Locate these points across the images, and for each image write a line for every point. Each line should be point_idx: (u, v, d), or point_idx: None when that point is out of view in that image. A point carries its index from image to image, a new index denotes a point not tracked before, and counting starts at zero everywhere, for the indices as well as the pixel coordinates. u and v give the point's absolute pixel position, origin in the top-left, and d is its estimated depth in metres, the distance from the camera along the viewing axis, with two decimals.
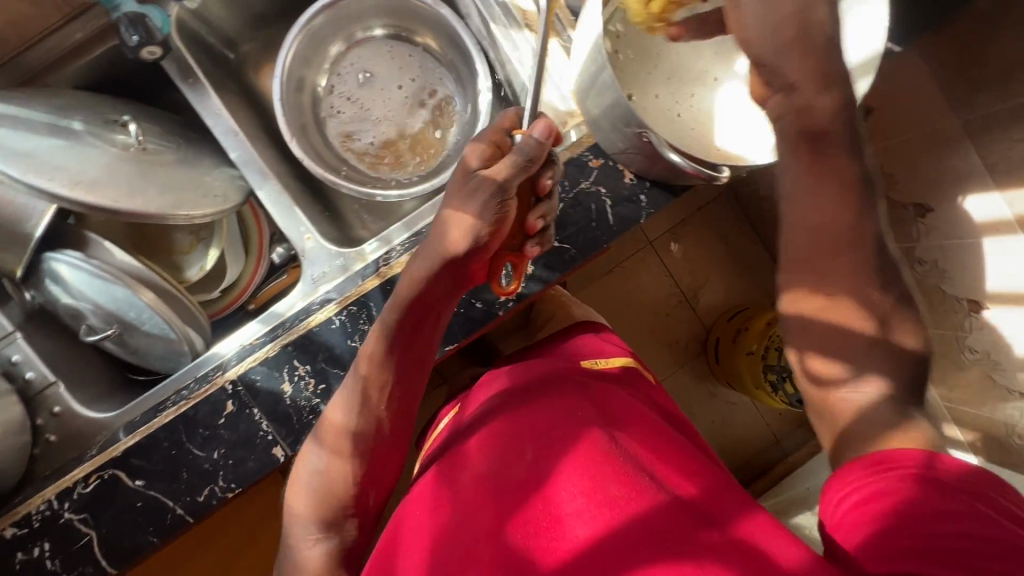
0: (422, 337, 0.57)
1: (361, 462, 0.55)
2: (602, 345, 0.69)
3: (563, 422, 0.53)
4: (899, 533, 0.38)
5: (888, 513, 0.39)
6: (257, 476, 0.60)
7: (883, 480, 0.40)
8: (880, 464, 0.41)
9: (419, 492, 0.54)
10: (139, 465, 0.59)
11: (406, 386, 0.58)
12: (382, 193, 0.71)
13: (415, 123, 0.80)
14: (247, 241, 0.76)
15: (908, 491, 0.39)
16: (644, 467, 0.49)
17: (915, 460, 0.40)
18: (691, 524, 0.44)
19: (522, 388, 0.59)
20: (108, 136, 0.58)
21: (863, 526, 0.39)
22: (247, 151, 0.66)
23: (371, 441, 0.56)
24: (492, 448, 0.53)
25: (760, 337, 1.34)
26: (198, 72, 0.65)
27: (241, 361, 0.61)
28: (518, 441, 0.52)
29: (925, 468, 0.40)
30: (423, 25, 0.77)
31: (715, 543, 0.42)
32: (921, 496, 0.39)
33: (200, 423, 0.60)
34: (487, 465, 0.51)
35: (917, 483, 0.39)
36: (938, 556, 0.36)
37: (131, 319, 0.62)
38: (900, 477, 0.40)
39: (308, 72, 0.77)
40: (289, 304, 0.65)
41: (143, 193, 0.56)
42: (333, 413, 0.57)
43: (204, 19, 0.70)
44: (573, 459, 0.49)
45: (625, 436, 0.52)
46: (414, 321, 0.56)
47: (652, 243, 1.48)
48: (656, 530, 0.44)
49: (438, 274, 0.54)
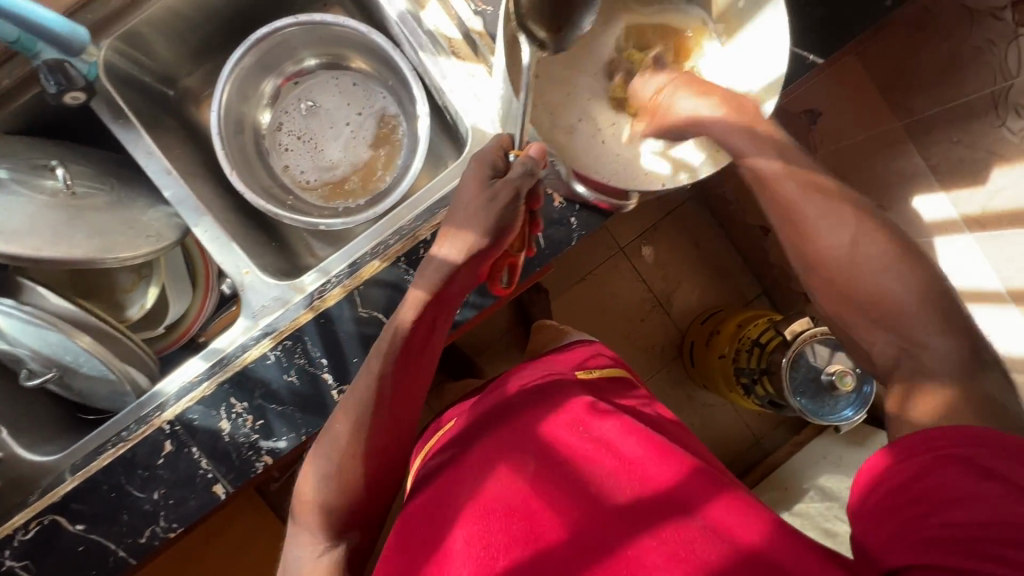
0: (431, 344, 0.57)
1: (365, 464, 0.52)
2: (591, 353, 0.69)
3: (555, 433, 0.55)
4: (926, 522, 0.37)
5: (918, 500, 0.38)
6: (199, 514, 0.60)
7: (912, 465, 0.39)
8: (920, 447, 0.40)
9: (420, 510, 0.53)
10: (79, 510, 0.59)
11: (413, 388, 0.56)
12: (326, 222, 0.68)
13: (359, 149, 0.81)
14: (194, 275, 0.77)
15: (939, 477, 0.38)
16: (633, 463, 0.51)
17: (954, 443, 0.39)
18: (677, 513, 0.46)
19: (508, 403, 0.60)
20: (35, 182, 0.58)
21: (902, 514, 0.39)
22: (181, 188, 0.66)
23: (375, 441, 0.53)
24: (472, 465, 0.54)
25: (732, 340, 1.29)
26: (128, 113, 0.65)
27: (178, 401, 0.61)
28: (497, 456, 0.54)
29: (964, 450, 0.38)
30: (351, 49, 0.77)
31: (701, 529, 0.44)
32: (957, 475, 0.38)
33: (139, 464, 0.60)
34: (467, 482, 0.53)
35: (951, 467, 0.38)
36: (967, 547, 0.36)
37: (68, 362, 0.62)
38: (931, 462, 0.39)
39: (247, 107, 0.78)
40: (229, 338, 0.65)
41: (69, 240, 0.56)
42: (330, 433, 0.54)
43: (138, 58, 0.70)
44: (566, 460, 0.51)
45: (611, 443, 0.53)
46: (428, 323, 0.56)
47: (624, 248, 1.45)
48: (625, 534, 0.45)
49: (455, 276, 0.55)
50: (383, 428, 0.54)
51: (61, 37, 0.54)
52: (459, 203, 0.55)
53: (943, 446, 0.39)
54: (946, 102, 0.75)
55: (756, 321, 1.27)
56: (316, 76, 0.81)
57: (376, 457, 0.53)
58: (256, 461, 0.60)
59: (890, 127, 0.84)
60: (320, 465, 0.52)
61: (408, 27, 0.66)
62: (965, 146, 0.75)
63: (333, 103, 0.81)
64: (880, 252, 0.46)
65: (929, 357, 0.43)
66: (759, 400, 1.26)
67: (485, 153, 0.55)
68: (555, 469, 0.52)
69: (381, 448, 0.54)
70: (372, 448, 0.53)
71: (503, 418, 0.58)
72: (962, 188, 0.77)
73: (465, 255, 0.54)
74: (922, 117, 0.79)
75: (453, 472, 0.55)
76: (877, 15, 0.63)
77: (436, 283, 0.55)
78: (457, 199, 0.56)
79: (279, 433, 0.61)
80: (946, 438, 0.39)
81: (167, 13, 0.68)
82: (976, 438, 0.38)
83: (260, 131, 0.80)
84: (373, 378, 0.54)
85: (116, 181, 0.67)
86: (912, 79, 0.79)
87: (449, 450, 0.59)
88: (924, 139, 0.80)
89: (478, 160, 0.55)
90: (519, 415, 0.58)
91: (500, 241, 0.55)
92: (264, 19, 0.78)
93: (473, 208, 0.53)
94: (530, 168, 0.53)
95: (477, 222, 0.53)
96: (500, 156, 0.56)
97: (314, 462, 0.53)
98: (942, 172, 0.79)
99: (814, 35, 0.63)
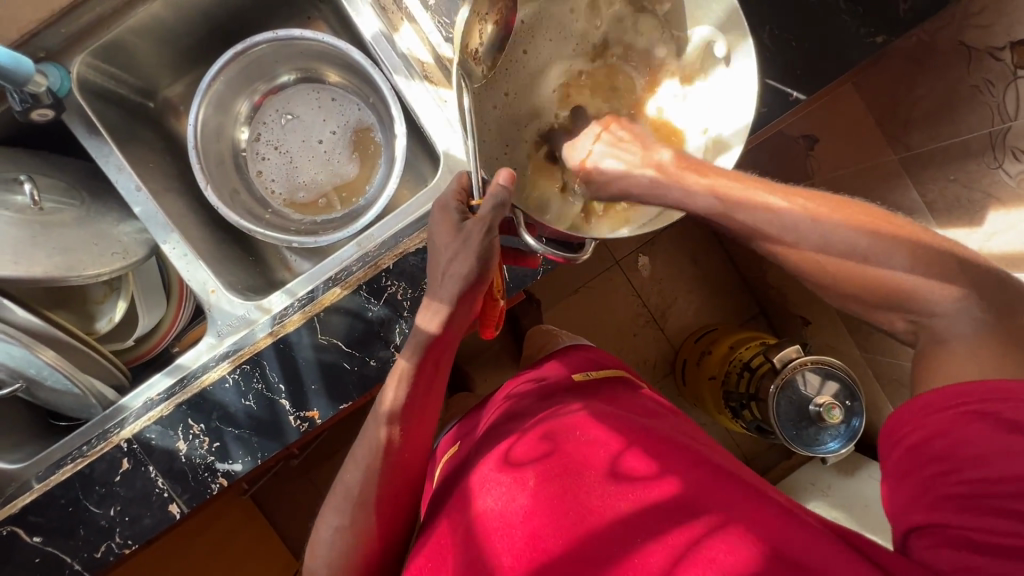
0: (434, 375, 0.56)
1: (373, 513, 0.52)
2: (592, 355, 0.68)
3: (539, 441, 0.52)
4: (947, 479, 0.38)
5: (939, 458, 0.38)
6: (154, 532, 0.61)
7: (935, 421, 0.39)
8: (951, 403, 0.39)
9: (423, 535, 0.52)
10: (36, 522, 0.60)
11: (422, 427, 0.56)
12: (298, 240, 0.67)
13: (339, 164, 0.80)
14: (169, 286, 0.77)
15: (959, 434, 0.38)
16: (615, 467, 0.48)
17: (979, 398, 0.38)
18: (666, 517, 0.43)
19: (507, 421, 0.59)
20: (3, 199, 0.59)
21: (928, 471, 0.39)
22: (151, 205, 0.66)
23: (386, 488, 0.53)
24: (469, 483, 0.53)
25: (723, 362, 1.23)
26: (101, 128, 0.65)
27: (138, 419, 0.62)
28: (483, 473, 0.52)
29: (989, 405, 0.37)
30: (327, 63, 0.77)
31: (690, 531, 0.41)
32: (979, 436, 0.37)
33: (96, 480, 0.60)
34: (465, 500, 0.51)
35: (972, 423, 0.37)
36: (984, 503, 0.36)
37: (33, 375, 0.62)
38: (952, 418, 0.38)
39: (226, 123, 0.77)
40: (194, 355, 0.65)
41: (30, 258, 0.56)
42: (341, 487, 0.54)
43: (116, 70, 0.70)
44: (545, 473, 0.48)
45: (591, 449, 0.50)
46: (424, 381, 0.56)
47: (620, 262, 1.37)
48: (614, 544, 0.42)
49: (453, 312, 0.53)
50: (394, 478, 0.54)
51: (5, 69, 0.54)
52: (436, 254, 0.53)
53: (968, 402, 0.38)
54: (946, 137, 0.71)
55: (749, 343, 1.20)
56: (292, 90, 0.80)
57: (385, 505, 0.53)
58: (211, 483, 0.61)
59: (886, 159, 0.80)
60: (332, 517, 0.53)
61: (381, 49, 0.65)
62: (960, 185, 0.72)
63: (313, 117, 0.81)
64: (859, 241, 0.43)
65: (941, 326, 0.41)
66: (746, 424, 1.18)
67: (449, 201, 0.54)
68: (546, 473, 0.49)
69: (391, 493, 0.54)
70: (383, 495, 0.53)
71: (497, 437, 0.57)
72: (958, 228, 0.74)
73: (440, 323, 0.53)
74: (920, 151, 0.75)
75: (455, 493, 0.54)
76: (864, 53, 0.60)
77: (422, 347, 0.54)
78: (433, 243, 0.54)
79: (235, 456, 0.61)
80: (970, 394, 0.38)
81: (144, 27, 0.68)
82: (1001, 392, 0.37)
83: (239, 145, 0.80)
84: (377, 429, 0.54)
85: (87, 195, 0.67)
86: (908, 111, 0.75)
87: (449, 475, 0.58)
88: (921, 173, 0.76)
89: (444, 210, 0.53)
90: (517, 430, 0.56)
91: (486, 276, 0.52)
92: (245, 31, 0.78)
93: (454, 253, 0.51)
94: (504, 197, 0.47)
95: (458, 268, 0.51)
96: (463, 203, 0.54)
97: (328, 515, 0.54)
98: (938, 211, 0.76)
99: (798, 73, 0.61)
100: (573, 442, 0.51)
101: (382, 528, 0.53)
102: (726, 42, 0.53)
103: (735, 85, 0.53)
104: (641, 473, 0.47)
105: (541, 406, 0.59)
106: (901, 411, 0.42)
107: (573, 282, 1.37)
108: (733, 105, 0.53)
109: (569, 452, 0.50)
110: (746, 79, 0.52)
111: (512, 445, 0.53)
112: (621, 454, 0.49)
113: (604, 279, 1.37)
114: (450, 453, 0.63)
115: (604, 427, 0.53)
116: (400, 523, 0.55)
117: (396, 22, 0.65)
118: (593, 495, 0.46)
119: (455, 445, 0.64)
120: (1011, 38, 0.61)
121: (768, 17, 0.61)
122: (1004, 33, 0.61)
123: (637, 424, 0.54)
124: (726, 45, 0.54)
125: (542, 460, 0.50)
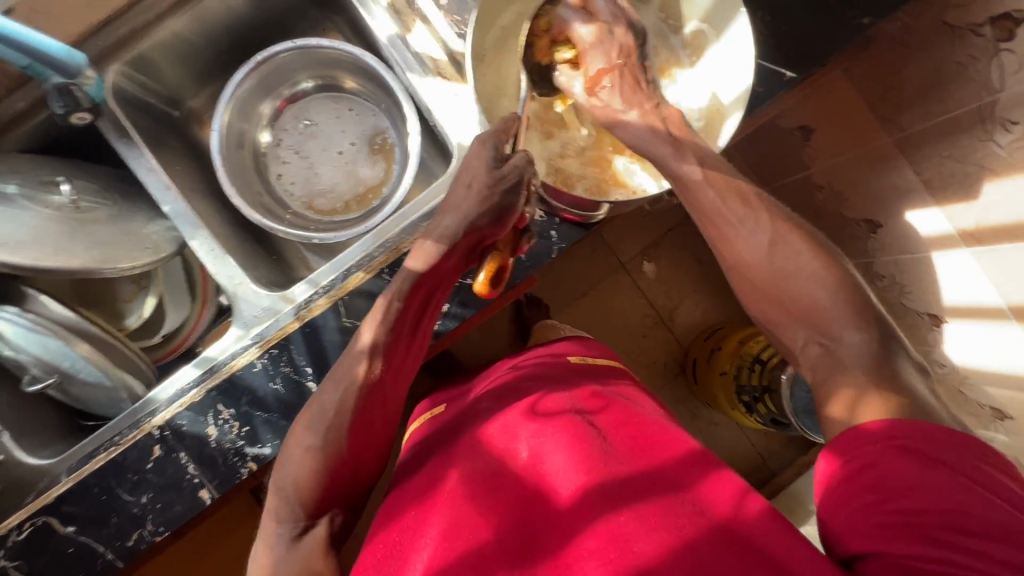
0: (428, 310, 0.59)
1: (349, 438, 0.51)
2: (585, 348, 0.70)
3: (549, 402, 0.55)
4: (880, 509, 0.40)
5: (872, 487, 0.41)
6: (185, 519, 0.62)
7: (868, 453, 0.42)
8: (897, 438, 0.42)
9: (418, 476, 0.54)
10: (70, 512, 0.61)
11: (401, 369, 0.57)
12: (319, 235, 0.69)
13: (355, 166, 0.84)
14: (193, 287, 0.80)
15: (899, 465, 0.40)
16: (622, 435, 0.51)
17: (907, 435, 0.42)
18: (664, 486, 0.46)
19: (506, 387, 0.60)
20: (43, 198, 0.61)
21: (867, 495, 0.41)
22: (180, 204, 0.70)
23: (362, 414, 0.53)
24: (456, 451, 0.53)
25: (733, 357, 1.18)
26: (133, 132, 0.69)
27: (169, 407, 0.63)
28: (488, 428, 0.54)
29: (914, 442, 0.41)
30: (345, 71, 0.81)
31: (682, 501, 0.45)
32: (919, 468, 0.40)
33: (129, 467, 0.61)
34: (449, 465, 0.51)
35: (903, 457, 0.41)
36: (917, 528, 0.38)
37: (67, 368, 0.65)
38: (890, 451, 0.41)
39: (247, 128, 0.81)
40: (221, 347, 0.68)
41: (69, 251, 0.59)
42: (323, 416, 0.52)
43: (147, 81, 0.74)
44: (558, 428, 0.51)
45: (601, 417, 0.53)
46: (409, 316, 0.57)
47: (625, 264, 1.30)
48: (614, 495, 0.45)
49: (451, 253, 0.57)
50: (371, 405, 0.53)
51: (60, 61, 0.58)
52: (456, 190, 0.58)
53: (899, 438, 0.42)
54: (936, 116, 0.74)
55: (758, 337, 1.16)
56: (311, 97, 0.84)
57: (357, 432, 0.52)
58: (241, 467, 0.62)
59: (880, 142, 0.83)
60: (307, 436, 0.51)
61: (396, 49, 0.69)
62: (955, 160, 0.73)
63: (329, 123, 0.85)
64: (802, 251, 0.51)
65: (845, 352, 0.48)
66: (759, 419, 1.16)
67: (487, 139, 0.57)
68: (559, 427, 0.51)
69: (365, 421, 0.53)
70: (359, 420, 0.52)
71: (503, 395, 0.59)
72: (956, 203, 0.75)
73: (438, 251, 0.57)
74: (911, 132, 0.78)
75: (452, 444, 0.55)
76: (852, 34, 0.63)
77: (412, 281, 0.57)
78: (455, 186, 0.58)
79: (264, 440, 0.62)
80: (902, 432, 0.42)
81: (174, 39, 0.73)
82: (927, 435, 0.41)
83: (259, 149, 0.83)
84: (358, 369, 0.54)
85: (119, 197, 0.70)
86: (898, 93, 0.78)
87: (445, 427, 0.60)
88: (914, 153, 0.78)
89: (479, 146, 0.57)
90: (522, 391, 0.58)
91: (503, 222, 0.58)
92: (266, 44, 0.82)
93: (472, 192, 0.57)
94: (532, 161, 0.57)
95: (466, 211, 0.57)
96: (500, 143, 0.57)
97: (302, 434, 0.52)
98: (935, 188, 0.77)
99: (793, 55, 0.64)
100: (567, 416, 0.53)
101: (354, 454, 0.52)
102: (724, 18, 0.59)
103: (734, 59, 0.59)
104: (646, 446, 0.50)
105: (547, 373, 0.61)
106: (842, 437, 0.44)
107: (578, 286, 1.29)
108: (734, 77, 0.59)
109: (564, 424, 0.52)
110: (745, 49, 0.57)
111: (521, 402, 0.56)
112: (628, 425, 0.52)
113: (608, 284, 1.30)
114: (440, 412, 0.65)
115: (612, 404, 0.56)
116: (371, 465, 0.53)
117: (410, 23, 0.69)
118: (587, 463, 0.47)
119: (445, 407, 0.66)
120: (990, 14, 0.64)
121: (764, 5, 0.64)
122: (984, 10, 0.64)
123: (642, 408, 0.57)
124: (723, 23, 0.59)
125: (555, 418, 0.52)
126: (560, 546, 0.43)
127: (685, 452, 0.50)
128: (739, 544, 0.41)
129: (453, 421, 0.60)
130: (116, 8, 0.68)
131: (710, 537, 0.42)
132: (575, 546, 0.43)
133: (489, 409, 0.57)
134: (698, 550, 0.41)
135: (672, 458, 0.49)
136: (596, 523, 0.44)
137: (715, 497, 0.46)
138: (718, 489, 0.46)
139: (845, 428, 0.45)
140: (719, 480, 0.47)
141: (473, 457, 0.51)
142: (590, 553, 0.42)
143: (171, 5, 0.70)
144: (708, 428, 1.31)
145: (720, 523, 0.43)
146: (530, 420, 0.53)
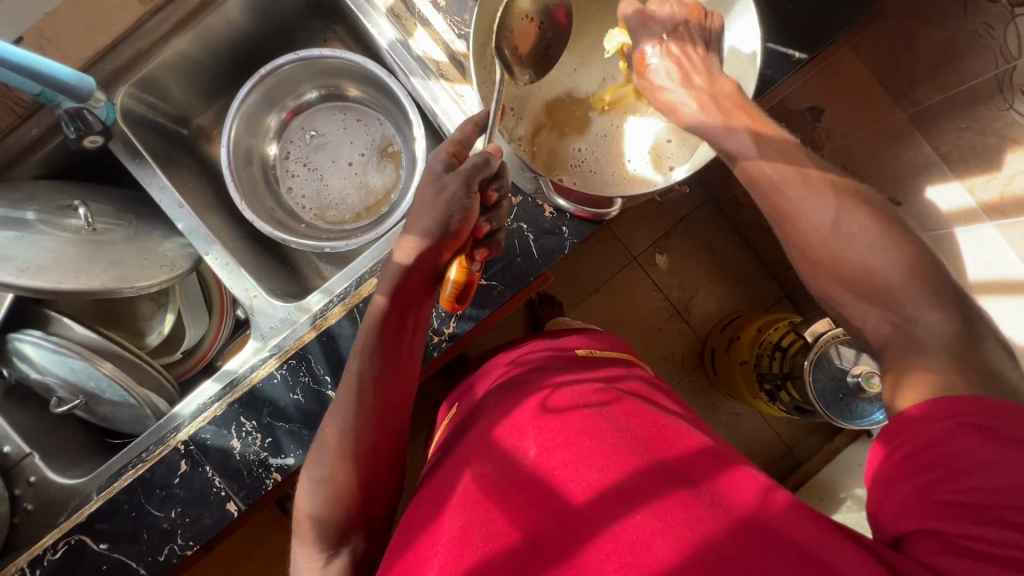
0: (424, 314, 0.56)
1: (350, 451, 0.51)
2: (594, 341, 0.69)
3: (557, 398, 0.54)
4: (940, 487, 0.38)
5: (930, 467, 0.39)
6: (213, 532, 0.62)
7: (928, 431, 0.40)
8: (962, 415, 0.39)
9: (435, 479, 0.53)
10: (102, 529, 0.62)
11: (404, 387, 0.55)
12: (331, 244, 0.69)
13: (365, 174, 0.84)
14: (209, 303, 0.82)
15: (957, 443, 0.38)
16: (633, 430, 0.50)
17: (975, 411, 0.39)
18: (677, 481, 0.45)
19: (515, 382, 0.59)
20: (62, 222, 0.62)
21: (922, 478, 0.39)
22: (193, 220, 0.71)
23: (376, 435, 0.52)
24: (468, 453, 0.52)
25: (753, 345, 1.14)
26: (144, 152, 0.71)
27: (193, 422, 0.64)
28: (496, 430, 0.53)
29: (981, 419, 0.38)
30: (347, 79, 0.81)
31: (697, 494, 0.44)
32: (982, 449, 0.37)
33: (156, 483, 0.62)
34: (459, 470, 0.51)
35: (968, 435, 0.38)
36: (980, 513, 0.36)
37: (92, 388, 0.66)
38: (949, 427, 0.39)
39: (255, 143, 0.82)
40: (240, 360, 0.69)
41: (88, 272, 0.59)
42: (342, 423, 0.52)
43: (156, 101, 0.76)
44: (567, 426, 0.50)
45: (610, 413, 0.52)
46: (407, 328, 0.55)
47: (637, 258, 1.28)
48: (627, 492, 0.44)
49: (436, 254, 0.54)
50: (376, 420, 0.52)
51: (70, 85, 0.59)
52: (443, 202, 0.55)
53: (962, 413, 0.39)
54: (950, 88, 0.72)
55: (776, 324, 1.12)
56: (316, 108, 0.85)
57: (368, 455, 0.51)
58: (266, 478, 0.62)
59: (896, 118, 0.80)
60: (315, 467, 0.51)
61: (399, 55, 0.70)
62: (975, 133, 0.71)
63: (335, 133, 0.85)
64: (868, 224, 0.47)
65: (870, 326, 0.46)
66: (784, 406, 1.08)
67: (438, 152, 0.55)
68: (565, 425, 0.50)
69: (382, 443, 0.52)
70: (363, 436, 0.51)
71: (511, 391, 0.58)
72: (977, 176, 0.73)
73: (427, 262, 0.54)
74: (927, 105, 0.75)
75: (466, 446, 0.54)
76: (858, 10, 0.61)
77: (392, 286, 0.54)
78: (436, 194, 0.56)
79: (288, 450, 0.62)
80: (962, 408, 0.39)
81: (179, 59, 0.74)
82: (997, 413, 0.38)
83: (268, 162, 0.84)
84: (372, 372, 0.53)
85: (135, 217, 0.71)
86: (908, 70, 0.76)
87: (463, 424, 0.59)
88: (931, 127, 0.76)
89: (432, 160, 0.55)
90: (529, 387, 0.57)
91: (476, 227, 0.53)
92: (268, 57, 0.83)
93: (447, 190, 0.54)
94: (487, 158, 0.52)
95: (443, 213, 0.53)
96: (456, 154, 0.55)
97: (312, 466, 0.52)
98: (954, 162, 0.75)
99: (798, 33, 0.62)
100: (572, 413, 0.52)
101: (369, 476, 0.51)
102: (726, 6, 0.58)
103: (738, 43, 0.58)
104: (662, 441, 0.49)
105: (557, 367, 0.60)
106: (898, 416, 0.42)
107: (590, 282, 1.27)
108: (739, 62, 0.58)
109: (572, 422, 0.51)
110: (750, 34, 0.56)
111: (529, 400, 0.54)
112: (642, 421, 0.51)
113: (622, 278, 1.28)
114: (455, 412, 0.65)
115: (621, 398, 0.55)
116: (388, 481, 0.52)
117: (411, 27, 0.69)
118: (595, 463, 0.46)
119: (457, 407, 0.66)
120: None
121: None
122: None
123: (652, 401, 0.56)
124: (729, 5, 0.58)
125: (565, 416, 0.51)
126: (574, 551, 0.42)
127: (698, 446, 0.49)
128: (760, 539, 0.40)
129: (460, 426, 0.60)
130: (121, 31, 0.69)
131: (731, 531, 0.41)
132: (589, 549, 0.42)
133: (498, 406, 0.56)
134: (717, 550, 0.39)
135: (685, 453, 0.48)
136: (611, 524, 0.42)
137: (734, 492, 0.44)
138: (736, 484, 0.45)
139: (894, 411, 0.43)
140: (739, 478, 0.46)
141: (482, 458, 0.50)
142: (606, 555, 0.41)
143: (175, 26, 0.71)
144: (728, 418, 1.29)
145: (739, 517, 0.42)
146: (538, 418, 0.52)
